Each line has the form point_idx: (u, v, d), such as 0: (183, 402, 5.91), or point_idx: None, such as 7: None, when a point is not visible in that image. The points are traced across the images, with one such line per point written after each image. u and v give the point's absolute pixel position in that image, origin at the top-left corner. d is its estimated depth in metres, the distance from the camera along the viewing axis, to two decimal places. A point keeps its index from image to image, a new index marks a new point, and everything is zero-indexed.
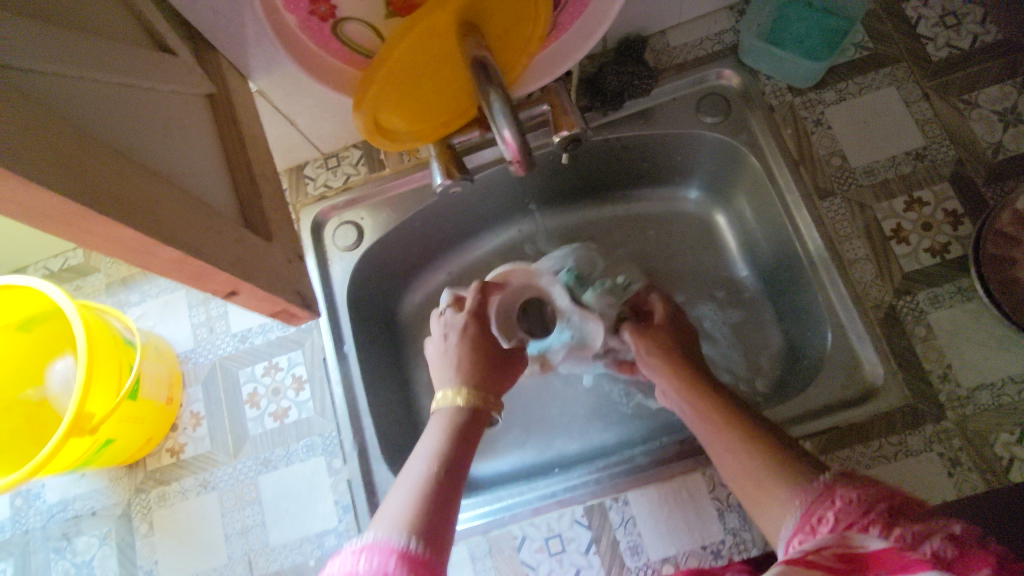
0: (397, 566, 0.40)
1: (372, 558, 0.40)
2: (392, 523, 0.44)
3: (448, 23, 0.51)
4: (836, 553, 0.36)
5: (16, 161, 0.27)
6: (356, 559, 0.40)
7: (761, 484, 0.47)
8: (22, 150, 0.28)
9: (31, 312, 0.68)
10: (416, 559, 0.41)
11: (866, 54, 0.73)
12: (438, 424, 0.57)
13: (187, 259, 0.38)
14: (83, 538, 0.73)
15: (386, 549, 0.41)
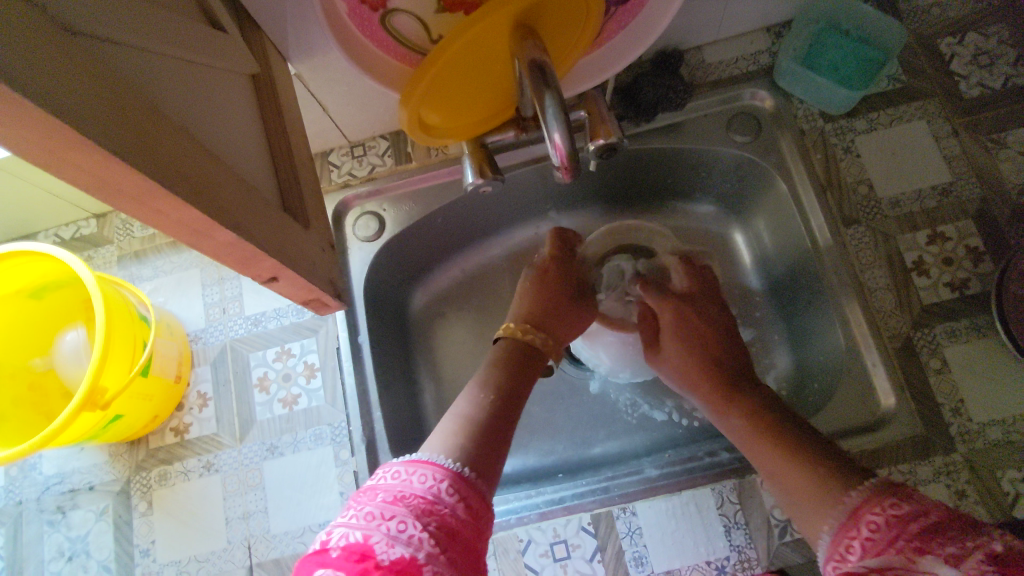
0: (448, 487, 0.43)
1: (427, 477, 0.44)
2: (442, 449, 0.47)
3: (502, 23, 0.50)
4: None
5: (96, 138, 0.27)
6: (411, 477, 0.44)
7: (800, 494, 0.49)
8: (103, 127, 0.28)
9: (44, 279, 0.67)
10: (465, 481, 0.44)
11: (899, 87, 0.74)
12: (493, 356, 0.61)
13: (238, 240, 0.38)
14: (79, 512, 0.71)
15: (440, 470, 0.44)
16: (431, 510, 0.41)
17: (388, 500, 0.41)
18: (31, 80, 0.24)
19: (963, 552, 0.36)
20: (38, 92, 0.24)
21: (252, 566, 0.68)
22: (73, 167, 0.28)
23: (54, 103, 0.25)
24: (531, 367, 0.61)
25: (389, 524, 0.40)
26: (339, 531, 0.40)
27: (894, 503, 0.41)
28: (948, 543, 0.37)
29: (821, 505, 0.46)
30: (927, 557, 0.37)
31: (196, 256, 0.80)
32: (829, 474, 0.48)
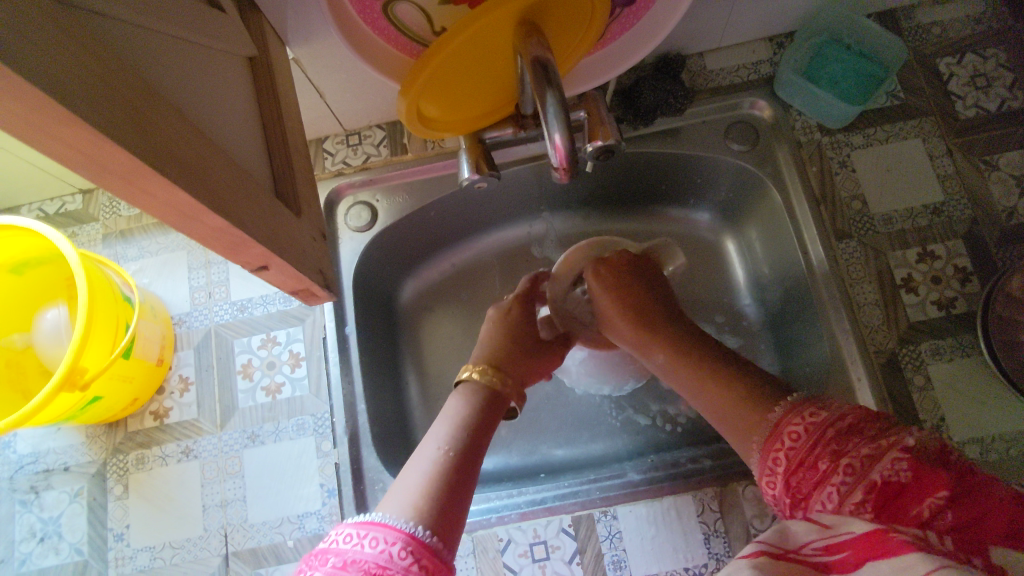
0: (401, 551, 0.39)
1: (378, 542, 0.39)
2: (399, 505, 0.42)
3: (506, 19, 0.50)
4: (821, 546, 0.37)
5: (88, 117, 0.26)
6: (361, 541, 0.39)
7: (728, 411, 0.48)
8: (95, 107, 0.27)
9: (27, 254, 0.65)
10: (424, 546, 0.40)
11: (897, 104, 0.75)
12: (457, 401, 0.54)
13: (229, 227, 0.37)
14: (53, 494, 0.70)
15: (393, 533, 0.40)
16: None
17: (337, 566, 0.37)
18: (19, 51, 0.23)
19: (878, 449, 0.38)
20: (27, 65, 0.24)
21: (227, 554, 0.67)
22: (62, 142, 0.27)
23: (43, 77, 0.24)
24: (493, 411, 0.55)
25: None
26: None
27: (812, 412, 0.42)
28: (863, 441, 0.39)
29: (749, 424, 0.46)
30: (846, 461, 0.38)
31: (184, 238, 0.78)
32: (748, 393, 0.47)
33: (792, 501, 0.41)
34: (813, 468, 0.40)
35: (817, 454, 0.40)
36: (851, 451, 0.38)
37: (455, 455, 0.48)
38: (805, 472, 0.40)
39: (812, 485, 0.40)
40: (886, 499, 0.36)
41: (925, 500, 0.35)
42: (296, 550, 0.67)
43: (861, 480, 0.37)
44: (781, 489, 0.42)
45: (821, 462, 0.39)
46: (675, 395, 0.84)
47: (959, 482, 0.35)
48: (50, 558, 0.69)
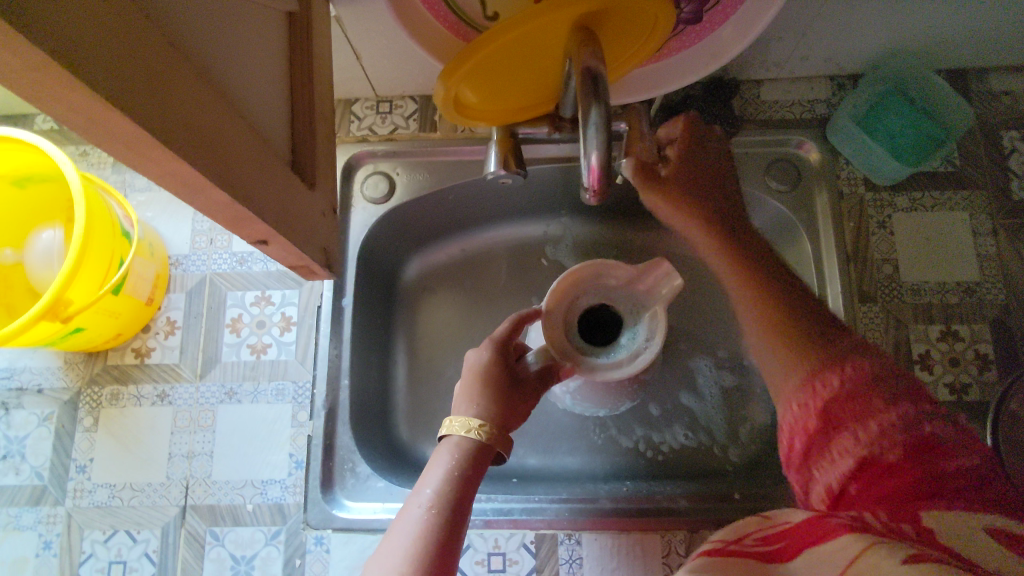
0: None
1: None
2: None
3: (565, 21, 0.47)
4: (760, 539, 0.39)
5: (96, 82, 0.24)
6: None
7: (771, 355, 0.56)
8: (107, 69, 0.25)
9: (30, 168, 0.63)
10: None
11: (950, 171, 0.71)
12: (448, 455, 0.51)
13: (232, 202, 0.35)
14: (22, 413, 0.69)
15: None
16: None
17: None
18: (24, 5, 0.21)
19: (936, 418, 0.45)
20: (33, 20, 0.21)
21: (185, 507, 0.66)
22: (65, 106, 0.24)
23: (50, 37, 0.22)
24: (480, 473, 0.51)
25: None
26: None
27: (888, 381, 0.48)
28: (918, 404, 0.46)
29: (789, 365, 0.53)
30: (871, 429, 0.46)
31: None
32: (794, 342, 0.54)
33: (819, 425, 0.48)
34: (866, 401, 0.47)
35: (870, 391, 0.47)
36: (907, 404, 0.46)
37: (441, 514, 0.46)
38: (855, 402, 0.47)
39: (852, 413, 0.47)
40: (925, 449, 0.43)
41: (956, 459, 0.42)
42: (254, 516, 0.66)
43: (913, 432, 0.44)
44: (807, 410, 0.50)
45: (876, 398, 0.47)
46: (663, 423, 0.82)
47: (992, 463, 0.42)
48: (9, 477, 0.68)
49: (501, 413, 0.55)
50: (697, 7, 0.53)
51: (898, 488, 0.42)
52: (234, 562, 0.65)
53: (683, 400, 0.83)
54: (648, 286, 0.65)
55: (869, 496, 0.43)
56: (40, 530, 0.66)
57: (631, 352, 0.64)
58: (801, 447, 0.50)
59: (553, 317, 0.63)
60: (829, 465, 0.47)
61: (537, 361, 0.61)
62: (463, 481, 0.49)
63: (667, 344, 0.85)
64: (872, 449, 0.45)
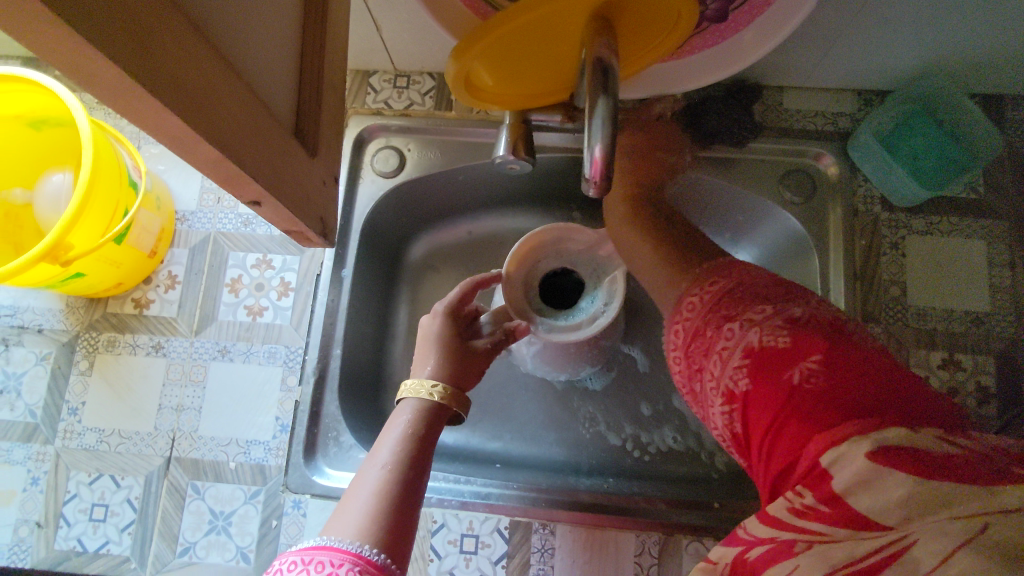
0: None
1: (324, 565, 0.38)
2: (344, 528, 0.41)
3: (581, 8, 0.46)
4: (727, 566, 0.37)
5: (82, 28, 0.24)
6: (306, 567, 0.38)
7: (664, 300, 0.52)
8: (94, 15, 0.24)
9: (42, 111, 0.64)
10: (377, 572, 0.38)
11: (971, 197, 0.69)
12: (403, 417, 0.51)
13: (224, 161, 0.35)
14: (21, 350, 0.71)
15: (337, 553, 0.39)
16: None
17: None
18: None
19: (765, 318, 0.42)
20: None
21: (169, 458, 0.67)
22: (49, 45, 0.24)
23: None
24: (437, 432, 0.51)
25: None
26: None
27: (732, 317, 0.44)
28: (754, 314, 0.43)
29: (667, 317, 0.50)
30: (720, 364, 0.43)
31: None
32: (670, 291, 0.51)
33: (687, 373, 0.47)
34: (707, 337, 0.45)
35: (706, 322, 0.46)
36: (744, 317, 0.43)
37: (400, 471, 0.46)
38: (699, 342, 0.46)
39: (700, 353, 0.45)
40: (767, 364, 0.40)
41: (799, 365, 0.39)
42: (236, 474, 0.67)
43: (759, 355, 0.41)
44: (677, 361, 0.49)
45: (711, 329, 0.45)
46: (652, 424, 0.82)
47: (830, 343, 0.39)
48: (4, 412, 0.69)
49: (456, 373, 0.55)
50: (722, 6, 0.51)
51: (765, 424, 0.40)
52: (212, 517, 0.66)
53: (675, 403, 0.83)
54: (611, 250, 0.65)
55: (755, 440, 0.41)
56: (29, 466, 0.68)
57: (587, 313, 0.64)
58: (693, 398, 0.48)
59: (514, 281, 0.63)
60: (711, 411, 0.46)
61: (491, 324, 0.62)
62: (421, 441, 0.49)
63: (665, 345, 0.85)
64: (726, 382, 0.43)
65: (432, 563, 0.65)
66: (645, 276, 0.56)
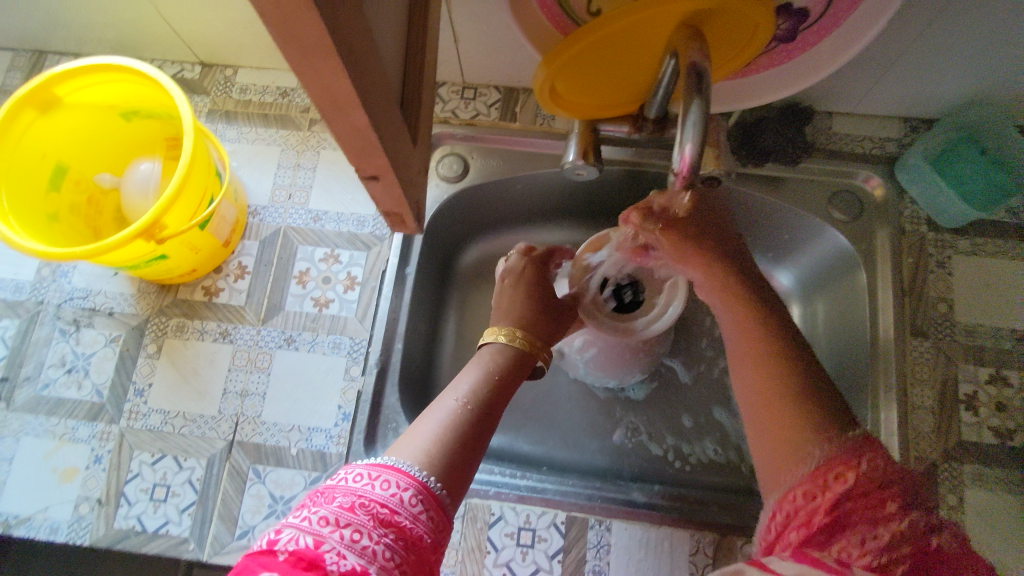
0: (412, 497, 0.39)
1: (389, 481, 0.39)
2: (411, 453, 0.42)
3: (673, 16, 0.49)
4: None
5: None
6: (373, 482, 0.38)
7: (773, 417, 0.46)
8: None
9: (139, 101, 0.68)
10: (432, 494, 0.39)
11: (1015, 222, 0.73)
12: (485, 358, 0.53)
13: (366, 128, 0.38)
14: (92, 332, 0.73)
15: (405, 475, 0.39)
16: (392, 521, 0.37)
17: (346, 506, 0.37)
18: None
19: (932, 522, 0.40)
20: None
21: (232, 441, 0.69)
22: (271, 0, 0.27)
23: None
24: (516, 378, 0.53)
25: (343, 531, 0.35)
26: (289, 533, 0.35)
27: (888, 468, 0.41)
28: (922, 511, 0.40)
29: (796, 447, 0.44)
30: (880, 532, 0.38)
31: (281, 135, 0.80)
32: (818, 420, 0.44)
33: (827, 522, 0.39)
34: (877, 507, 0.39)
35: (886, 493, 0.40)
36: (910, 509, 0.39)
37: (473, 410, 0.47)
38: (863, 506, 0.40)
39: (864, 518, 0.39)
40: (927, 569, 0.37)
41: None
42: (296, 460, 0.68)
43: (915, 533, 0.38)
44: (820, 506, 0.40)
45: (887, 503, 0.39)
46: (694, 435, 0.83)
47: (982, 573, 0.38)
48: (71, 391, 0.71)
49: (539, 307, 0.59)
50: (793, 26, 0.56)
51: None
52: (271, 501, 0.67)
53: (717, 415, 0.84)
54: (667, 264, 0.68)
55: None
56: (92, 444, 0.69)
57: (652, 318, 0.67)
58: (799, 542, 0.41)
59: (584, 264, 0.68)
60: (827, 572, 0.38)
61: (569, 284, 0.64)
62: (497, 384, 0.50)
63: (707, 359, 0.87)
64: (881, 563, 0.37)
65: (488, 555, 0.65)
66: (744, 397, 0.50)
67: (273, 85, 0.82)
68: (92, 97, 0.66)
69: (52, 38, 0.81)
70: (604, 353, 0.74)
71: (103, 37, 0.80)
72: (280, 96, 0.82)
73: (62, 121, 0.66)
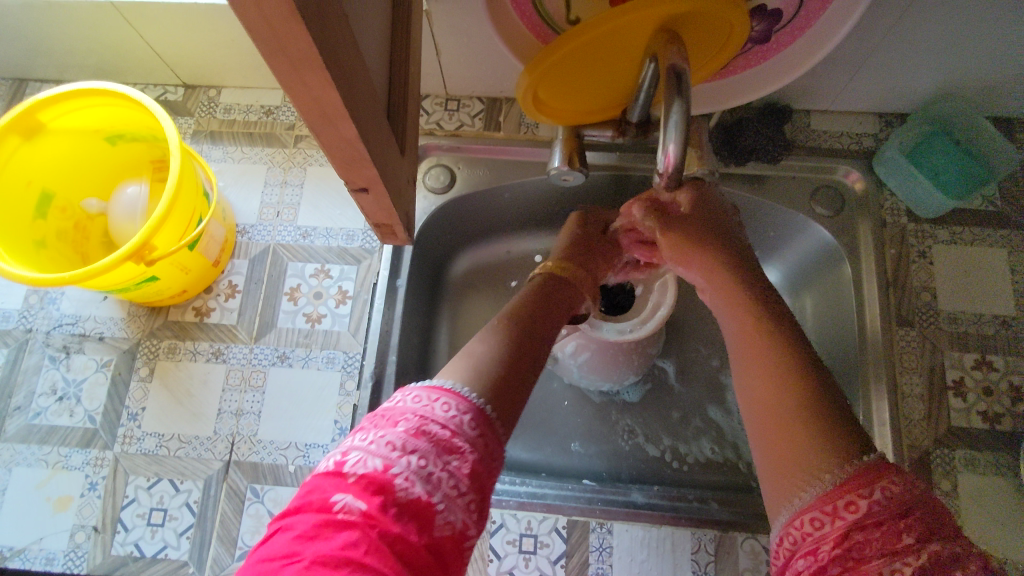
0: (471, 422, 0.38)
1: (450, 407, 0.38)
2: (460, 374, 0.41)
3: (651, 20, 0.50)
4: None
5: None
6: (434, 404, 0.38)
7: (785, 431, 0.42)
8: None
9: (123, 124, 0.68)
10: (488, 420, 0.39)
11: (992, 210, 0.74)
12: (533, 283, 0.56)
13: (356, 140, 0.38)
14: (82, 358, 0.73)
15: (464, 402, 0.38)
16: (454, 447, 0.36)
17: (410, 432, 0.36)
18: None
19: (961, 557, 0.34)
20: None
21: (229, 461, 0.69)
22: (259, 16, 0.27)
23: None
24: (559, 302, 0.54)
25: (410, 457, 0.35)
26: (358, 454, 0.35)
27: (901, 487, 0.37)
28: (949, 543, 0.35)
29: (806, 466, 0.39)
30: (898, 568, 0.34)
31: (267, 153, 0.80)
32: (829, 434, 0.40)
33: (838, 554, 0.36)
34: (893, 538, 0.35)
35: (905, 522, 0.35)
36: (932, 542, 0.35)
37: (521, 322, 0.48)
38: (877, 534, 0.35)
39: (879, 551, 0.35)
40: None
41: None
42: (294, 477, 0.68)
43: (938, 568, 0.34)
44: (830, 534, 0.36)
45: (906, 534, 0.35)
46: (690, 435, 0.84)
47: None
48: (63, 418, 0.71)
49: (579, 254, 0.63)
50: (767, 27, 0.57)
51: None
52: (271, 520, 0.66)
53: (711, 414, 0.85)
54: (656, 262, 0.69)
55: None
56: (87, 471, 0.69)
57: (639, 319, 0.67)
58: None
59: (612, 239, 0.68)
60: None
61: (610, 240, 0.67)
62: (548, 312, 0.51)
63: (699, 358, 0.88)
64: None
65: (491, 564, 0.65)
66: (748, 401, 0.46)
67: (257, 104, 0.83)
68: (76, 122, 0.66)
69: (33, 65, 0.81)
70: (598, 356, 0.74)
71: (84, 62, 0.80)
72: (265, 114, 0.82)
73: (47, 147, 0.66)
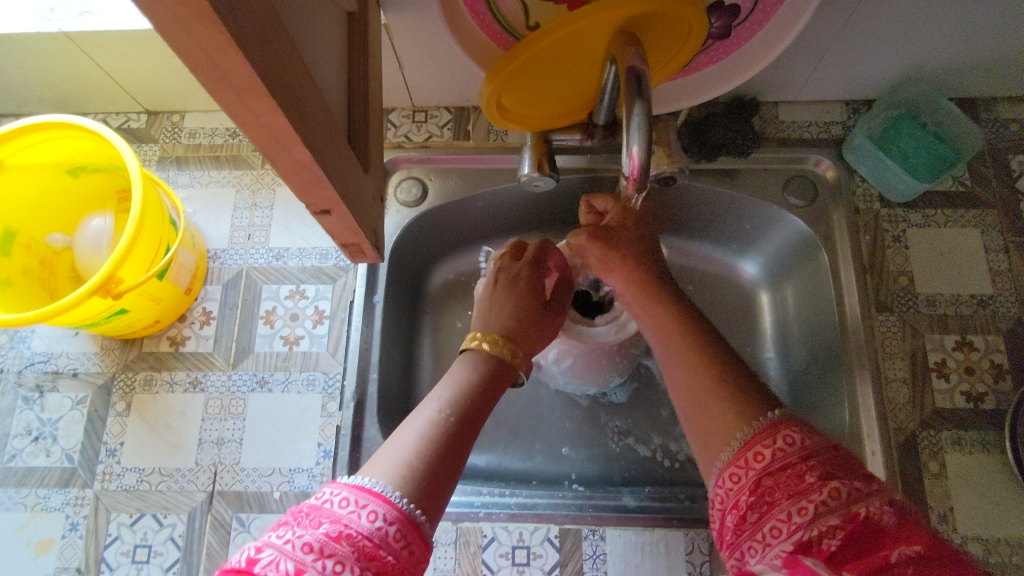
0: (395, 532, 0.37)
1: (376, 516, 0.38)
2: (386, 469, 0.41)
3: (609, 23, 0.50)
4: None
5: (230, 25, 0.26)
6: (358, 511, 0.38)
7: (703, 406, 0.46)
8: (235, 11, 0.27)
9: (84, 155, 0.67)
10: (416, 527, 0.38)
11: (962, 190, 0.75)
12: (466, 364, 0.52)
13: (312, 162, 0.38)
14: (57, 396, 0.71)
15: (392, 510, 0.38)
16: (375, 555, 0.36)
17: (332, 534, 0.36)
18: None
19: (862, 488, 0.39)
20: None
21: (212, 492, 0.67)
22: (194, 48, 0.27)
23: None
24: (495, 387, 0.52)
25: (325, 562, 0.35)
26: (270, 556, 0.35)
27: (804, 433, 0.41)
28: (855, 479, 0.39)
29: (723, 432, 0.44)
30: (804, 503, 0.38)
31: (235, 176, 0.79)
32: (735, 398, 0.45)
33: (753, 501, 0.40)
34: (799, 479, 0.39)
35: (806, 466, 0.40)
36: (834, 478, 0.39)
37: (455, 416, 0.46)
38: (786, 477, 0.40)
39: (788, 493, 0.39)
40: (860, 535, 0.36)
41: (896, 546, 0.35)
42: (280, 504, 0.67)
43: (840, 502, 0.38)
44: (746, 485, 0.41)
45: (808, 474, 0.39)
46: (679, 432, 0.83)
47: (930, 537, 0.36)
48: (39, 459, 0.69)
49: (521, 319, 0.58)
50: (726, 23, 0.57)
51: None
52: None
53: None
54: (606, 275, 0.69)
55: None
56: (67, 512, 0.67)
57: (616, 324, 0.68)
58: (734, 527, 0.41)
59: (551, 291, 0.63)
60: (763, 549, 0.39)
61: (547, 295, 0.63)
62: (480, 392, 0.49)
63: None
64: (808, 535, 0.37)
65: None
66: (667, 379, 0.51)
67: (222, 126, 0.82)
68: (35, 157, 0.64)
69: None
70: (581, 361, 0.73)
71: (42, 96, 0.78)
72: (230, 136, 0.81)
73: (6, 184, 0.65)
